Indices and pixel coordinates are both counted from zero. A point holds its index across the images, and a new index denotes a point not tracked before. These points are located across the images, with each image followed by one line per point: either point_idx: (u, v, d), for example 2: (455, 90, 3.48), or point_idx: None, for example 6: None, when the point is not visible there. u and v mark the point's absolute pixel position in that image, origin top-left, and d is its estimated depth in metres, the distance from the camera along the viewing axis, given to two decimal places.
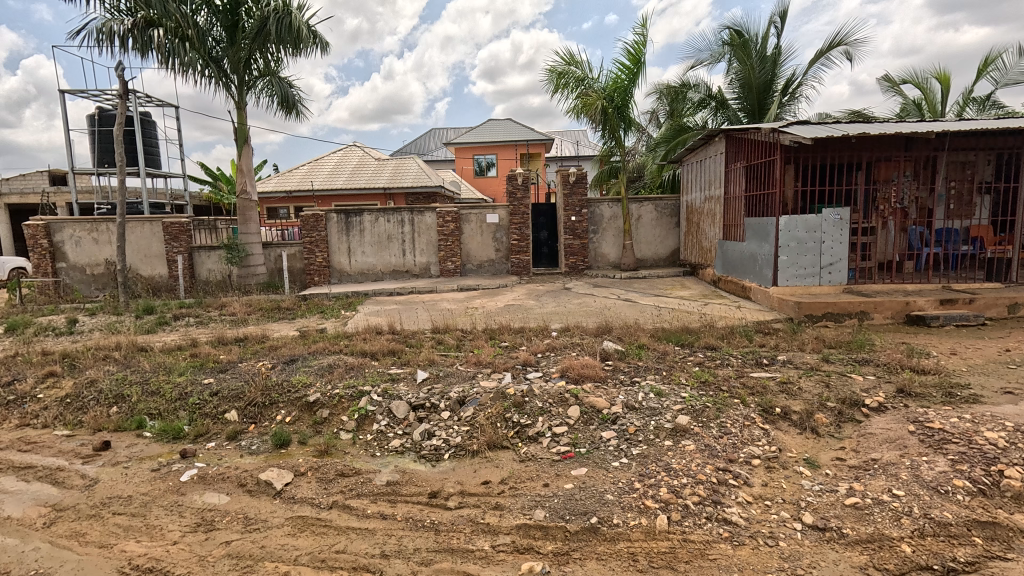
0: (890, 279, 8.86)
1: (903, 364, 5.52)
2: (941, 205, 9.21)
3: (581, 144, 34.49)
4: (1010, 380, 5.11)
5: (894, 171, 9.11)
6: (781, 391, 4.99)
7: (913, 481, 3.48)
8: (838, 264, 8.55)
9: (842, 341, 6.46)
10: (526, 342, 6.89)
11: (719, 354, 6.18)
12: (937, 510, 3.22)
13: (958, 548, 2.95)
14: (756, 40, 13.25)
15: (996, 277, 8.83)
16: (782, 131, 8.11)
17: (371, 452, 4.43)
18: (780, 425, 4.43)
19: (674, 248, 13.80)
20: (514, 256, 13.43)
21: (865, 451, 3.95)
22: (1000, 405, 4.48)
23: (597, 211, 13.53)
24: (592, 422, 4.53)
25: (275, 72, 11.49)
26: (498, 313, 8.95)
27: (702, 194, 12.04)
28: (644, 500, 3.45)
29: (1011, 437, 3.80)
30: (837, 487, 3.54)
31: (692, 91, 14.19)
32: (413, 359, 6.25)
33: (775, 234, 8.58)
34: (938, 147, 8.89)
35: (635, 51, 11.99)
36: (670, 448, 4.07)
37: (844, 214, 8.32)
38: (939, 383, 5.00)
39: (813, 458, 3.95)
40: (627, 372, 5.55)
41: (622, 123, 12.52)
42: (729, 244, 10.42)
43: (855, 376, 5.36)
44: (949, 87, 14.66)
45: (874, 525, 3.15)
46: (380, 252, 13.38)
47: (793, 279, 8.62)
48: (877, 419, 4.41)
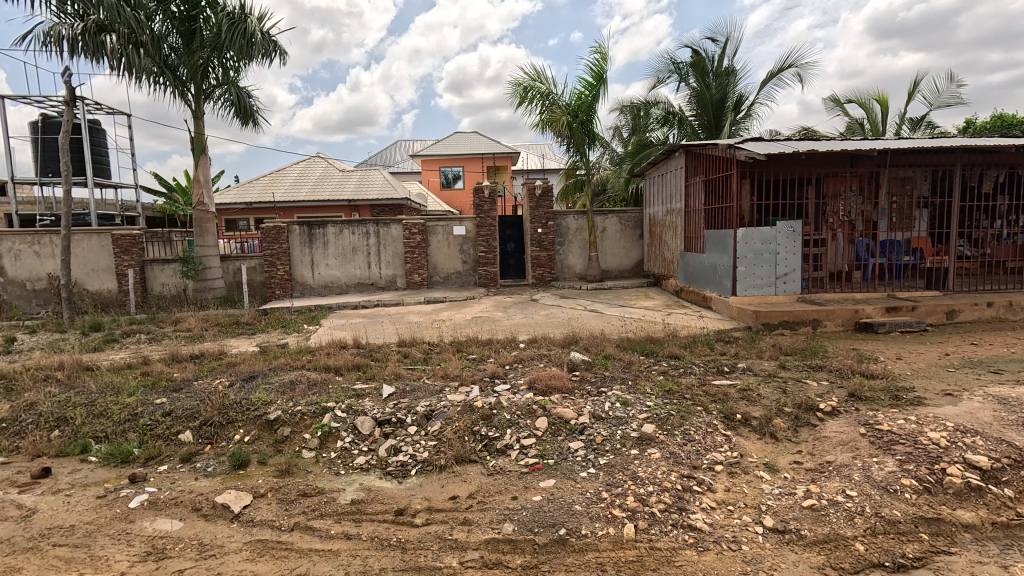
0: (840, 288, 9.29)
1: (853, 370, 5.78)
2: (885, 218, 9.68)
3: (547, 157, 34.99)
4: (950, 383, 5.43)
5: (843, 186, 9.54)
6: (742, 398, 5.14)
7: (865, 482, 3.63)
8: (791, 274, 8.95)
9: (796, 349, 6.73)
10: (494, 354, 6.88)
11: (683, 363, 6.33)
12: (887, 509, 3.37)
13: (907, 544, 3.10)
14: (711, 59, 13.88)
15: (934, 285, 9.41)
16: (738, 148, 8.50)
17: (335, 471, 4.31)
18: (740, 431, 4.56)
19: (639, 259, 14.10)
20: (482, 268, 13.40)
21: (821, 454, 4.10)
22: (942, 407, 4.72)
23: (563, 223, 13.69)
24: (560, 433, 4.55)
25: (233, 81, 11.31)
26: (465, 325, 8.92)
27: (665, 207, 12.35)
28: (611, 509, 3.48)
29: (952, 436, 4.02)
30: (795, 490, 3.66)
31: (653, 107, 14.68)
32: (378, 373, 6.13)
33: (733, 246, 8.86)
34: (881, 164, 9.33)
35: (598, 67, 12.30)
36: (636, 457, 4.13)
37: (797, 226, 8.74)
38: (887, 387, 5.26)
39: (772, 462, 4.08)
40: (594, 383, 5.60)
41: (587, 138, 12.76)
42: (691, 255, 10.68)
43: (809, 381, 5.58)
44: (888, 107, 15.66)
45: (830, 525, 3.26)
46: (344, 264, 13.13)
47: (750, 289, 8.94)
48: (831, 423, 4.60)
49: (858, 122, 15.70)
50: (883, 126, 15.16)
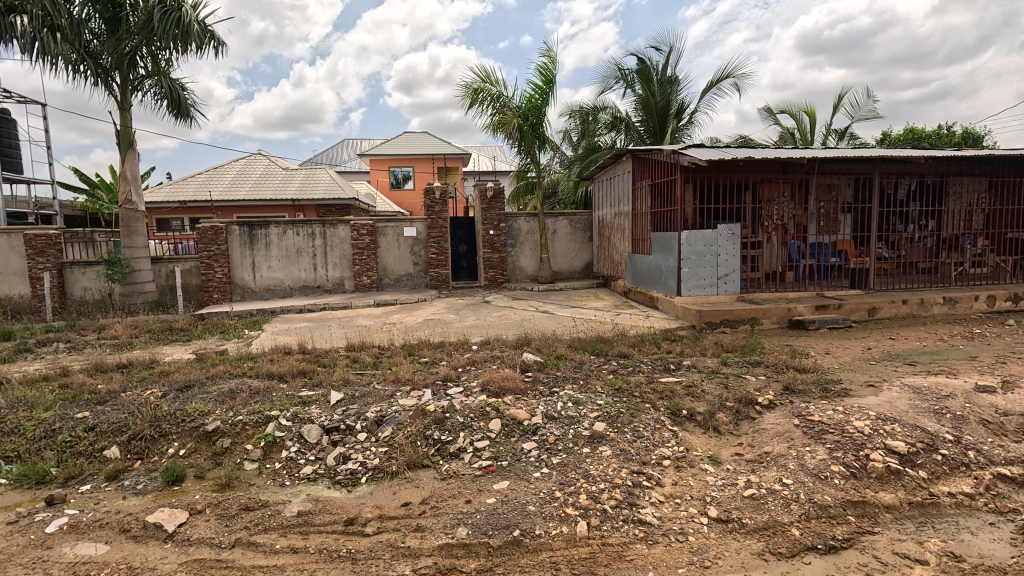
0: (775, 288, 9.85)
1: (787, 365, 6.15)
2: (814, 222, 10.34)
3: (498, 159, 35.10)
4: (871, 375, 5.88)
5: (777, 191, 10.13)
6: (687, 394, 5.35)
7: (799, 470, 3.86)
8: (731, 275, 9.40)
9: (736, 346, 7.07)
10: (446, 357, 6.81)
11: (632, 362, 6.51)
12: (819, 494, 3.59)
13: (837, 527, 3.33)
14: (656, 67, 14.37)
15: (858, 285, 10.14)
16: (681, 153, 8.84)
17: (280, 482, 4.13)
18: (686, 426, 4.74)
19: (588, 260, 14.38)
20: (433, 270, 13.24)
21: (760, 445, 4.32)
22: (866, 397, 5.10)
23: (515, 225, 13.77)
24: (514, 434, 4.56)
25: (165, 73, 10.61)
26: (417, 328, 8.78)
27: (613, 210, 12.66)
28: (564, 508, 3.52)
29: (874, 424, 4.35)
30: (736, 480, 3.83)
31: (601, 112, 15.03)
32: (326, 379, 5.93)
33: (678, 248, 9.21)
34: (810, 171, 9.96)
35: (547, 71, 12.46)
36: (588, 455, 4.20)
37: (736, 229, 9.20)
38: (817, 380, 5.63)
39: (716, 455, 4.27)
40: (546, 383, 5.66)
41: (537, 141, 12.89)
42: (638, 257, 11.01)
43: (748, 377, 5.88)
44: (815, 118, 16.78)
45: (769, 513, 3.45)
46: (288, 266, 12.62)
47: (694, 289, 9.31)
48: (768, 415, 4.87)
49: (789, 132, 16.73)
50: (811, 136, 16.23)
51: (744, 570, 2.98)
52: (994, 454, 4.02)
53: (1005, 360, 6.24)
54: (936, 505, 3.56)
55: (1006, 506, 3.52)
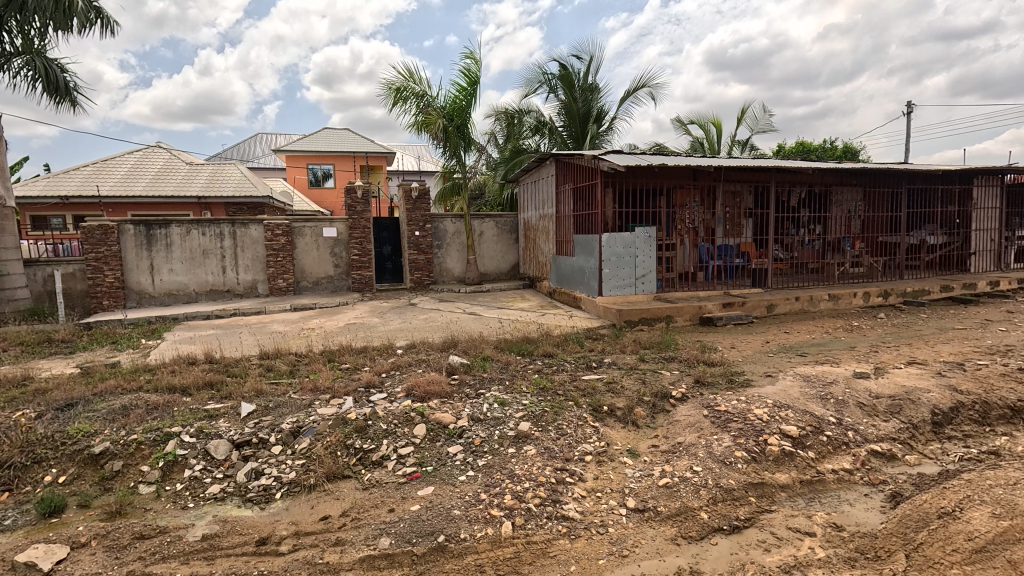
0: (687, 287, 10.51)
1: (698, 359, 6.59)
2: (721, 225, 11.15)
3: (423, 159, 34.60)
4: (769, 366, 6.45)
5: (688, 197, 10.80)
6: (607, 390, 5.56)
7: (708, 457, 4.14)
8: (648, 275, 9.92)
9: (653, 342, 7.46)
10: (369, 362, 6.60)
11: (556, 361, 6.67)
12: (725, 479, 3.87)
13: (740, 508, 3.61)
14: (578, 74, 14.84)
15: (758, 284, 11.07)
16: (601, 159, 9.20)
17: (182, 505, 3.79)
18: (607, 421, 4.93)
19: (515, 262, 14.55)
20: (355, 272, 12.77)
21: (673, 436, 4.59)
22: (765, 386, 5.59)
23: (440, 226, 13.64)
24: (439, 439, 4.51)
25: (39, 52, 9.42)
26: (338, 333, 8.43)
27: (538, 212, 12.91)
28: (489, 510, 3.53)
29: (772, 411, 4.76)
30: (652, 471, 4.04)
31: (526, 116, 15.28)
32: (236, 390, 5.52)
33: (599, 249, 9.56)
34: (717, 178, 10.72)
35: (472, 73, 12.46)
36: (513, 455, 4.24)
37: (652, 232, 9.73)
38: (724, 372, 6.08)
39: (634, 448, 4.47)
40: (473, 386, 5.64)
41: (462, 142, 12.85)
42: (562, 258, 11.30)
43: (664, 372, 6.23)
44: (721, 130, 18.13)
45: (681, 500, 3.66)
46: (193, 269, 11.65)
47: (614, 289, 9.71)
48: (681, 407, 5.18)
49: (699, 141, 17.94)
50: (718, 145, 17.52)
51: (659, 556, 3.15)
52: (868, 432, 4.55)
53: (877, 349, 7.09)
54: (822, 481, 3.97)
55: (878, 477, 4.00)
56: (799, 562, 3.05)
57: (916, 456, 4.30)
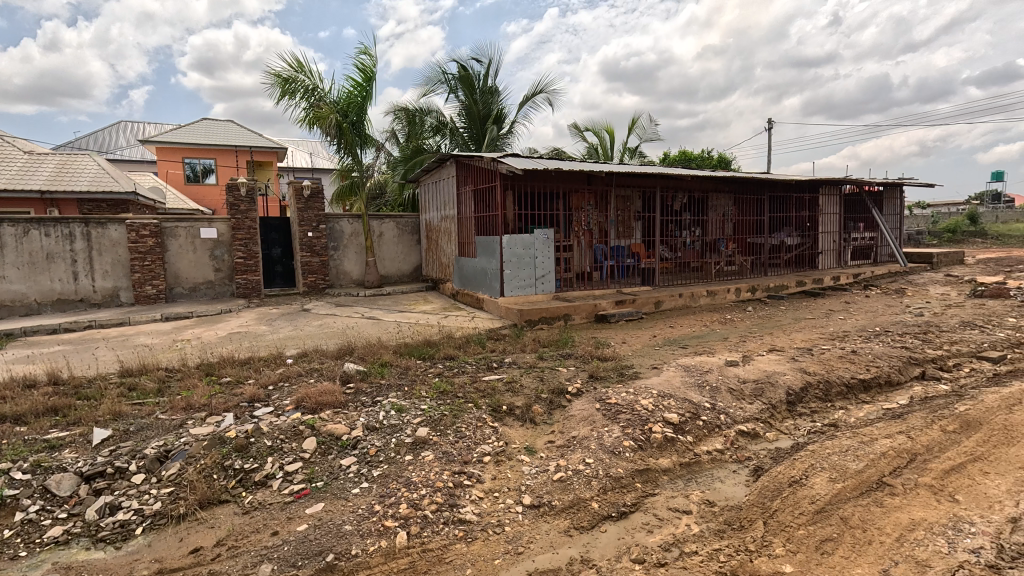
0: (584, 287, 10.99)
1: (592, 355, 6.92)
2: (614, 228, 11.81)
3: (317, 156, 32.78)
4: (655, 358, 6.95)
5: (584, 200, 11.31)
6: (507, 390, 5.65)
7: (599, 448, 4.35)
8: (547, 275, 10.25)
9: (551, 340, 7.71)
10: (254, 374, 6.10)
11: (457, 363, 6.64)
12: (614, 468, 4.10)
13: (627, 494, 3.84)
14: (477, 76, 14.95)
15: (648, 282, 11.88)
16: (500, 162, 9.33)
17: (11, 554, 3.22)
18: (506, 421, 5.00)
19: (417, 263, 14.28)
20: (240, 276, 11.76)
21: (568, 430, 4.77)
22: (651, 378, 6.01)
23: (336, 227, 13.01)
24: (330, 452, 4.28)
25: None
26: (218, 344, 7.70)
27: (439, 213, 12.78)
28: (383, 521, 3.41)
29: (656, 401, 5.12)
30: (548, 466, 4.16)
31: (426, 115, 15.08)
32: (88, 414, 4.82)
33: (500, 250, 9.68)
34: (610, 184, 11.34)
35: (367, 68, 12.03)
36: (410, 462, 4.15)
37: (550, 234, 10.07)
38: (615, 366, 6.45)
39: (532, 445, 4.58)
40: (369, 393, 5.43)
41: (358, 139, 12.35)
42: (464, 260, 11.29)
43: (560, 368, 6.47)
44: (614, 137, 19.25)
45: (574, 492, 3.81)
46: (34, 276, 9.99)
47: (515, 290, 9.89)
48: (576, 402, 5.40)
49: (594, 147, 18.89)
50: (612, 152, 18.57)
51: (553, 549, 3.25)
52: (736, 414, 5.06)
53: (745, 338, 7.95)
54: (698, 462, 4.34)
55: (743, 454, 4.46)
56: (677, 539, 3.30)
57: (774, 432, 4.87)
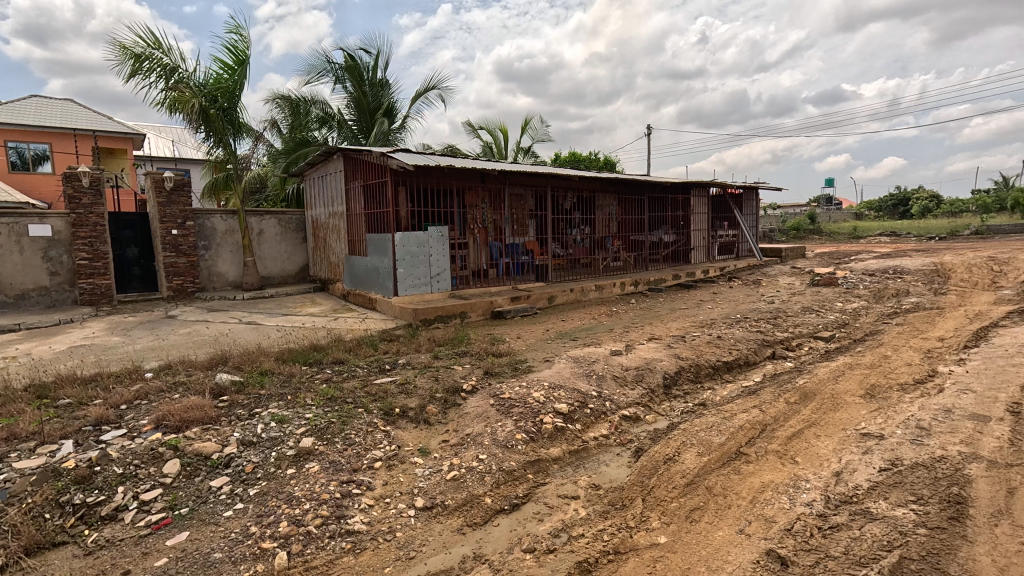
0: (480, 284, 11.03)
1: (487, 351, 6.99)
2: (508, 226, 12.00)
3: (184, 144, 29.38)
4: (547, 352, 7.20)
5: (478, 198, 11.34)
6: (400, 392, 5.50)
7: (492, 443, 4.39)
8: (442, 273, 10.15)
9: (447, 339, 7.66)
10: (102, 392, 5.29)
11: (347, 367, 6.32)
12: (507, 461, 4.16)
13: (519, 486, 3.93)
14: (366, 67, 14.44)
15: (542, 278, 12.25)
16: (390, 157, 9.04)
17: None
18: (399, 423, 4.86)
19: (303, 263, 13.40)
20: (85, 280, 10.16)
21: (462, 428, 4.76)
22: (543, 371, 6.21)
23: (207, 224, 11.77)
24: (198, 473, 3.85)
25: None
26: (55, 360, 6.58)
27: (326, 210, 12.10)
28: (260, 544, 3.14)
29: (548, 393, 5.30)
30: (441, 466, 4.12)
31: (310, 106, 14.19)
32: None
33: (392, 249, 9.40)
34: (503, 182, 11.50)
35: (238, 50, 11.00)
36: (293, 476, 3.87)
37: (444, 231, 9.98)
38: (509, 361, 6.57)
39: (425, 446, 4.50)
40: (246, 405, 4.98)
41: (230, 128, 11.27)
42: (355, 259, 10.81)
43: (456, 366, 6.44)
44: (507, 136, 19.61)
45: (467, 489, 3.81)
46: None
47: (410, 289, 9.67)
48: (471, 399, 5.41)
49: (488, 146, 19.09)
50: (505, 151, 18.90)
51: (446, 549, 3.22)
52: (620, 400, 5.41)
53: (629, 329, 8.53)
54: (586, 448, 4.57)
55: (626, 438, 4.77)
56: (565, 524, 3.45)
57: (652, 415, 5.28)
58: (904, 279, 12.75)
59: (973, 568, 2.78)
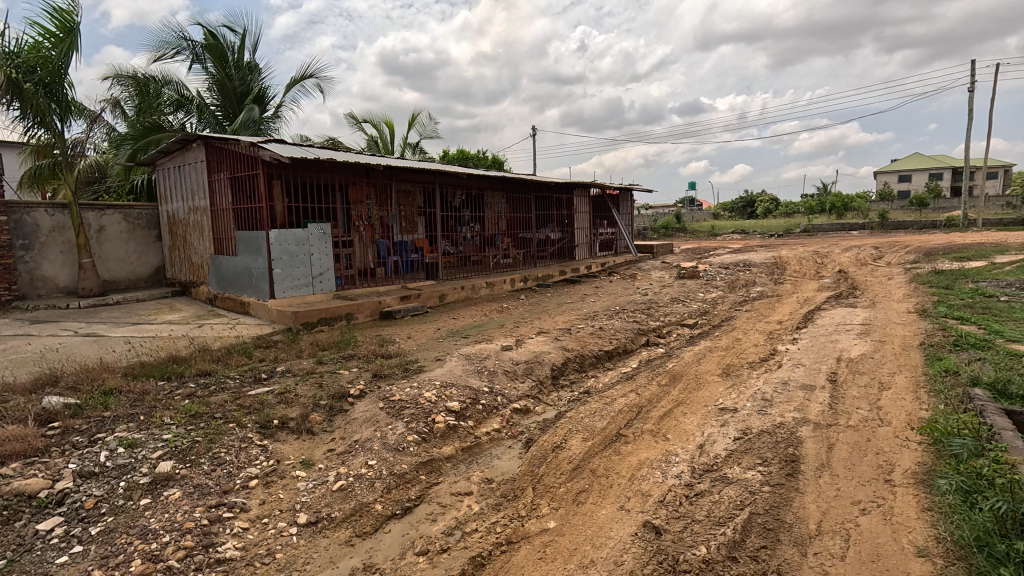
0: (367, 284, 10.58)
1: (376, 353, 6.73)
2: (396, 223, 11.66)
3: None
4: (439, 351, 7.14)
5: (362, 194, 10.86)
6: (279, 402, 5.08)
7: (382, 448, 4.24)
8: (325, 273, 9.56)
9: (332, 342, 7.24)
10: None
11: (215, 379, 5.69)
12: (398, 465, 4.05)
13: (411, 489, 3.84)
14: (230, 48, 13.19)
15: (432, 276, 12.08)
16: (262, 148, 8.32)
17: None
18: (278, 436, 4.49)
19: (158, 264, 11.82)
20: None
21: (350, 435, 4.53)
22: (434, 370, 6.14)
23: (26, 219, 9.87)
24: (19, 518, 3.22)
25: None
26: None
27: (185, 204, 10.79)
28: None
29: (439, 392, 5.25)
30: (326, 477, 3.89)
31: (162, 86, 12.56)
32: None
33: (266, 247, 8.65)
34: (389, 178, 11.14)
35: (64, 16, 9.34)
36: (148, 507, 3.40)
37: (326, 229, 9.41)
38: (399, 362, 6.40)
39: (308, 457, 4.21)
40: (85, 431, 4.26)
41: (55, 106, 9.56)
42: (223, 259, 9.78)
43: (342, 371, 6.12)
44: (393, 131, 19.05)
45: (356, 498, 3.64)
46: None
47: (288, 290, 8.98)
48: (359, 404, 5.17)
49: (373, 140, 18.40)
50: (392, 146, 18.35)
51: (333, 564, 3.05)
52: (511, 394, 5.53)
53: (518, 324, 8.77)
54: (479, 444, 4.60)
55: (517, 430, 4.89)
56: (459, 522, 3.44)
57: (541, 406, 5.48)
58: (751, 271, 14.65)
59: (804, 515, 3.29)
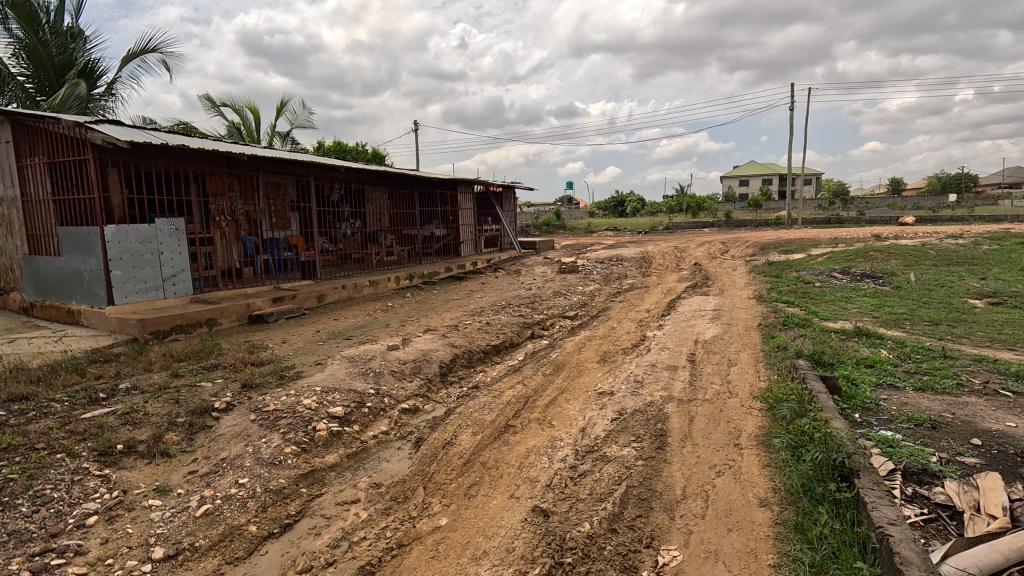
0: (232, 285, 9.57)
1: (245, 361, 6.12)
2: (265, 218, 10.69)
3: None
4: (318, 354, 6.69)
5: (223, 186, 9.78)
6: (123, 424, 4.39)
7: (254, 464, 3.87)
8: (179, 274, 8.45)
9: (190, 352, 6.43)
10: None
11: (34, 404, 4.74)
12: (274, 480, 3.72)
13: (290, 504, 3.57)
14: (42, 9, 11.05)
15: (309, 275, 11.30)
16: (92, 129, 7.10)
17: None
18: (124, 463, 3.88)
19: None
20: None
21: (215, 453, 4.07)
22: (314, 375, 5.75)
23: None
24: None
25: None
26: None
27: None
28: None
29: (320, 398, 4.93)
30: (188, 503, 3.45)
31: None
32: None
33: (101, 246, 7.41)
34: (256, 169, 10.17)
35: None
36: None
37: (179, 224, 8.32)
38: (273, 369, 5.88)
39: (164, 483, 3.70)
40: None
41: None
42: (41, 260, 8.19)
43: (204, 383, 5.46)
44: (259, 118, 17.42)
45: (225, 521, 3.29)
46: None
47: (132, 295, 7.79)
48: (226, 419, 4.66)
49: (235, 127, 16.65)
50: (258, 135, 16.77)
51: None
52: (398, 394, 5.38)
53: (405, 323, 8.56)
54: (365, 449, 4.41)
55: (406, 430, 4.77)
56: (345, 532, 3.27)
57: (430, 404, 5.41)
58: (623, 265, 15.88)
59: (672, 482, 3.66)
